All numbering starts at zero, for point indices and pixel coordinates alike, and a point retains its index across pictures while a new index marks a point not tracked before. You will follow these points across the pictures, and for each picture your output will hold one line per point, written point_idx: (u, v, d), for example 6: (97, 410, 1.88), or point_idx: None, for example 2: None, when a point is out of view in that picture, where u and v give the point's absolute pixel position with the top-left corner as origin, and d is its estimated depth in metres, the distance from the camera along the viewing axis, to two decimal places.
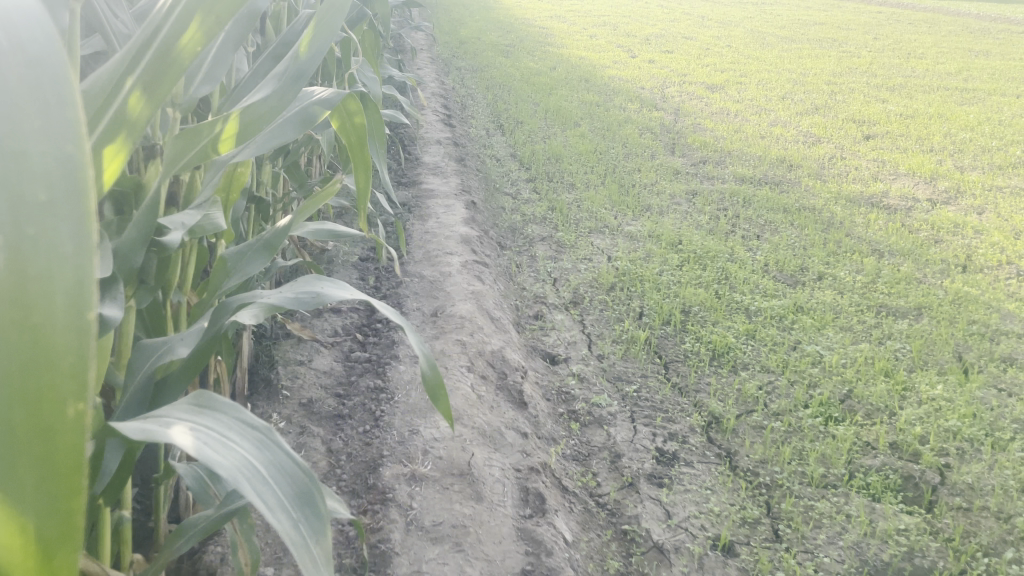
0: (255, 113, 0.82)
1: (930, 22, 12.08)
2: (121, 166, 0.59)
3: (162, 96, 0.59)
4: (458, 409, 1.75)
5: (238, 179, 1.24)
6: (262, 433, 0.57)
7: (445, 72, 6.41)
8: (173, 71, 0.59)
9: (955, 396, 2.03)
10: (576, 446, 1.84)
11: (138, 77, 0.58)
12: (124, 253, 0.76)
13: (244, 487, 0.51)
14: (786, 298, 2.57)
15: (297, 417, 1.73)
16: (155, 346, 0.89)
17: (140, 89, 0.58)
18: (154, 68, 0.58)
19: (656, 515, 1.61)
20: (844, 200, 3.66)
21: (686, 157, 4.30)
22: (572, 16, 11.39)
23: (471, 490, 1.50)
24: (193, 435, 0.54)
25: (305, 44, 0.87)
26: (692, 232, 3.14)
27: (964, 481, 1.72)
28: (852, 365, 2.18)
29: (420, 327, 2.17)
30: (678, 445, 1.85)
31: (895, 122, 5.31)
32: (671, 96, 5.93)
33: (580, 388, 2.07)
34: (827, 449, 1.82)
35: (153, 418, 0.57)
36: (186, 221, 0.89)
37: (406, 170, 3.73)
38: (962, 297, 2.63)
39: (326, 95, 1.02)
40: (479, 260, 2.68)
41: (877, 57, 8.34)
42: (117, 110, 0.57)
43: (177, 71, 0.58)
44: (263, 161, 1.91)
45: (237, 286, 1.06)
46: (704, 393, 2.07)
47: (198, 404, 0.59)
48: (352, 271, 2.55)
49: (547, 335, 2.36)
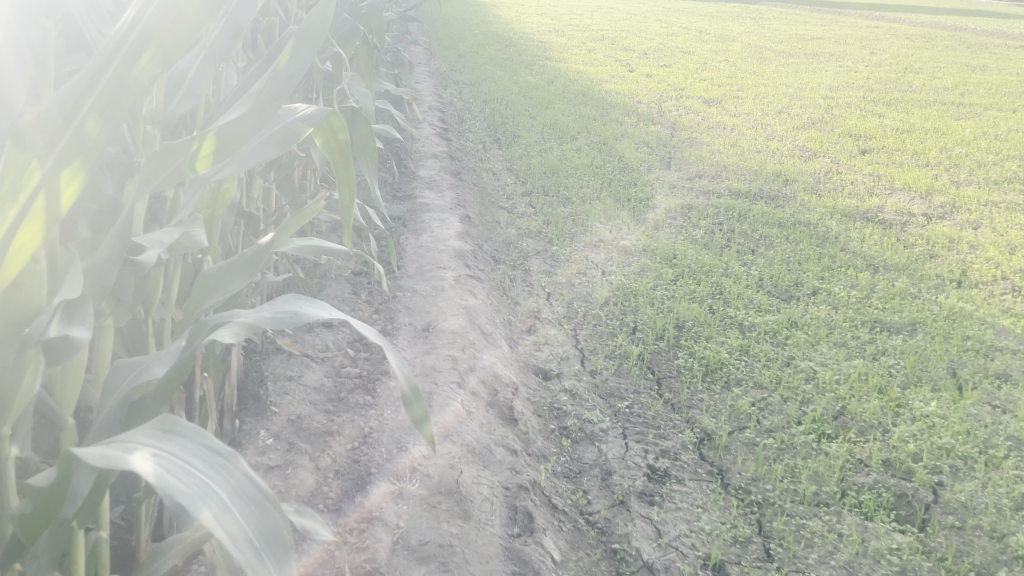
0: (234, 131, 0.81)
1: (927, 37, 12.12)
2: (78, 190, 0.62)
3: (119, 119, 0.62)
4: (448, 427, 1.74)
5: (224, 195, 1.23)
6: (226, 459, 0.56)
7: (443, 86, 6.42)
8: (130, 95, 0.63)
9: (949, 413, 2.02)
10: (567, 464, 1.83)
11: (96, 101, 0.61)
12: (95, 274, 0.75)
13: (202, 515, 0.50)
14: (780, 313, 2.56)
15: (286, 434, 1.72)
16: (133, 364, 0.89)
17: (99, 112, 0.61)
18: (112, 93, 0.62)
19: (646, 534, 1.60)
20: (840, 214, 3.66)
21: (682, 171, 4.31)
22: (571, 30, 11.44)
23: (458, 509, 1.49)
24: (153, 462, 0.53)
25: (285, 59, 0.85)
26: (687, 247, 3.13)
27: (957, 500, 1.71)
28: (846, 381, 2.17)
29: (411, 342, 2.16)
30: (670, 462, 1.84)
31: (891, 137, 5.32)
32: (668, 111, 5.94)
33: (572, 404, 2.06)
34: (820, 466, 1.81)
35: (115, 443, 0.57)
36: (164, 239, 0.88)
37: (402, 184, 3.73)
38: (957, 313, 2.62)
39: (310, 111, 1.01)
40: (472, 275, 2.67)
41: (874, 72, 8.36)
42: (73, 133, 0.60)
43: (133, 93, 0.62)
44: (254, 175, 1.90)
45: (219, 303, 1.05)
46: (696, 410, 2.05)
47: (163, 428, 0.59)
48: (345, 286, 2.54)
49: (539, 350, 2.34)
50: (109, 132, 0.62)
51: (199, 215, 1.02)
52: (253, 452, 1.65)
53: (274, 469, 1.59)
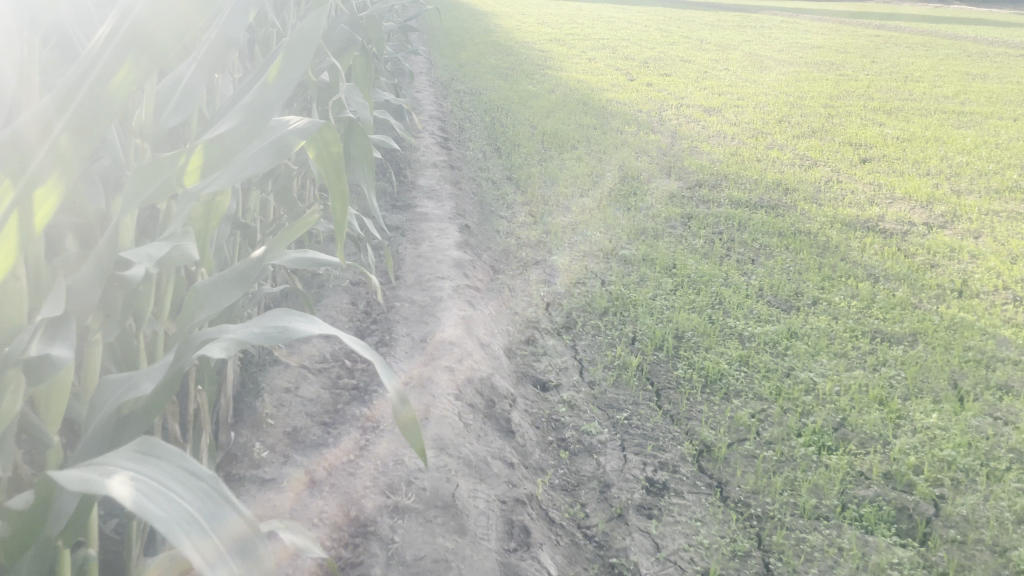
0: (222, 145, 0.80)
1: (926, 46, 12.12)
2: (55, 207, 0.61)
3: (95, 135, 0.62)
4: (444, 439, 1.73)
5: (218, 207, 1.22)
6: (205, 481, 0.56)
7: (443, 95, 6.42)
8: (106, 112, 0.62)
9: (950, 425, 2.00)
10: (565, 476, 1.81)
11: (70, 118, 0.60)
12: (81, 290, 0.75)
13: (178, 540, 0.50)
14: (780, 323, 2.55)
15: (281, 446, 1.71)
16: (121, 381, 0.88)
17: (74, 129, 0.61)
18: (87, 109, 0.61)
19: (645, 548, 1.58)
20: (841, 223, 3.65)
21: (682, 180, 4.30)
22: (572, 39, 11.47)
23: (454, 523, 1.48)
24: (130, 488, 0.53)
25: (275, 71, 0.85)
26: (686, 257, 3.12)
27: (958, 513, 1.70)
28: (847, 392, 2.16)
29: (409, 353, 2.15)
30: (668, 475, 1.82)
31: (891, 146, 5.31)
32: (668, 119, 5.94)
33: (570, 415, 2.05)
34: (820, 479, 1.79)
35: (95, 468, 0.57)
36: (153, 253, 0.87)
37: (401, 194, 3.73)
38: (958, 323, 2.61)
39: (303, 124, 1.00)
40: (470, 285, 2.66)
41: (874, 81, 8.36)
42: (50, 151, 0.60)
43: (110, 109, 0.62)
44: (251, 186, 1.89)
45: (209, 317, 1.03)
46: (695, 421, 2.04)
47: (144, 451, 0.58)
48: (343, 295, 2.54)
49: (538, 360, 2.33)
50: (85, 149, 0.62)
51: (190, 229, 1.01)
52: (248, 464, 1.64)
53: (269, 481, 1.58)
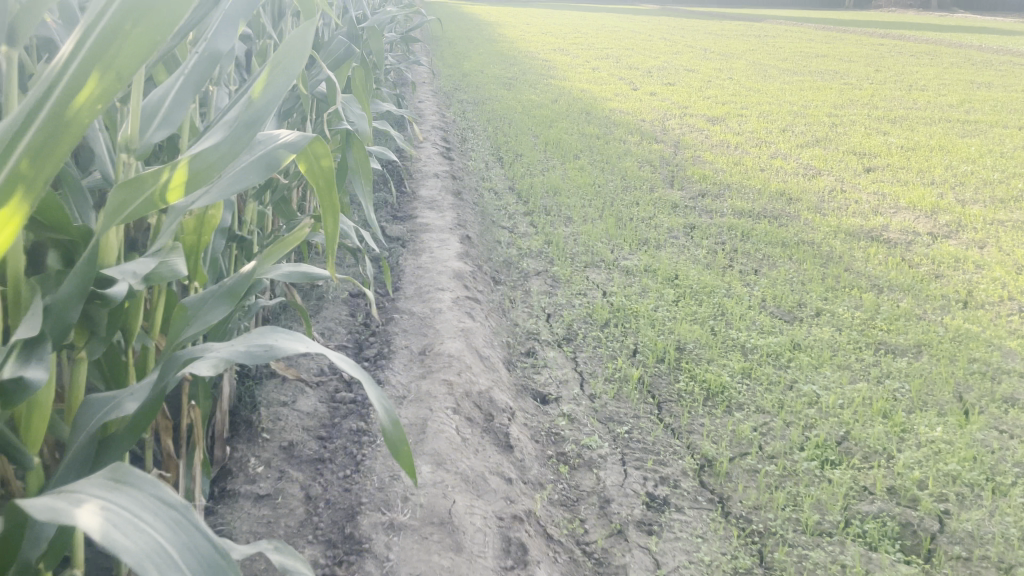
0: (205, 161, 0.79)
1: (930, 55, 12.10)
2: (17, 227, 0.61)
3: (56, 156, 0.61)
4: (442, 454, 1.71)
5: (210, 221, 1.20)
6: (178, 511, 0.54)
7: (446, 105, 6.42)
8: (70, 132, 0.61)
9: (955, 439, 1.98)
10: (565, 491, 1.79)
11: (31, 139, 0.60)
12: (59, 308, 0.73)
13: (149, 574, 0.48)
14: (783, 335, 2.53)
15: (277, 461, 1.70)
16: (105, 399, 0.86)
17: (35, 150, 0.60)
18: (48, 130, 0.60)
19: (644, 565, 1.56)
20: (844, 233, 3.62)
21: (685, 189, 4.28)
22: (576, 49, 11.49)
23: (450, 540, 1.46)
24: (99, 517, 0.51)
25: (261, 86, 0.84)
26: (688, 267, 3.10)
27: (963, 529, 1.67)
28: (850, 406, 2.13)
29: (407, 366, 2.13)
30: (669, 490, 1.80)
31: (896, 155, 5.29)
32: (671, 129, 5.93)
33: (570, 429, 2.02)
34: (823, 495, 1.77)
35: (64, 495, 0.55)
36: (137, 270, 0.86)
37: (402, 205, 3.72)
38: (963, 334, 2.59)
39: (292, 138, 0.99)
40: (471, 296, 2.65)
41: (878, 89, 8.34)
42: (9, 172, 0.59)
43: (73, 129, 0.61)
44: (247, 199, 1.88)
45: (197, 334, 1.01)
46: (697, 435, 2.01)
47: (115, 478, 0.57)
48: (342, 307, 2.52)
49: (538, 373, 2.31)
50: (47, 170, 0.61)
51: (177, 245, 0.99)
52: (243, 480, 1.62)
53: (264, 498, 1.57)
